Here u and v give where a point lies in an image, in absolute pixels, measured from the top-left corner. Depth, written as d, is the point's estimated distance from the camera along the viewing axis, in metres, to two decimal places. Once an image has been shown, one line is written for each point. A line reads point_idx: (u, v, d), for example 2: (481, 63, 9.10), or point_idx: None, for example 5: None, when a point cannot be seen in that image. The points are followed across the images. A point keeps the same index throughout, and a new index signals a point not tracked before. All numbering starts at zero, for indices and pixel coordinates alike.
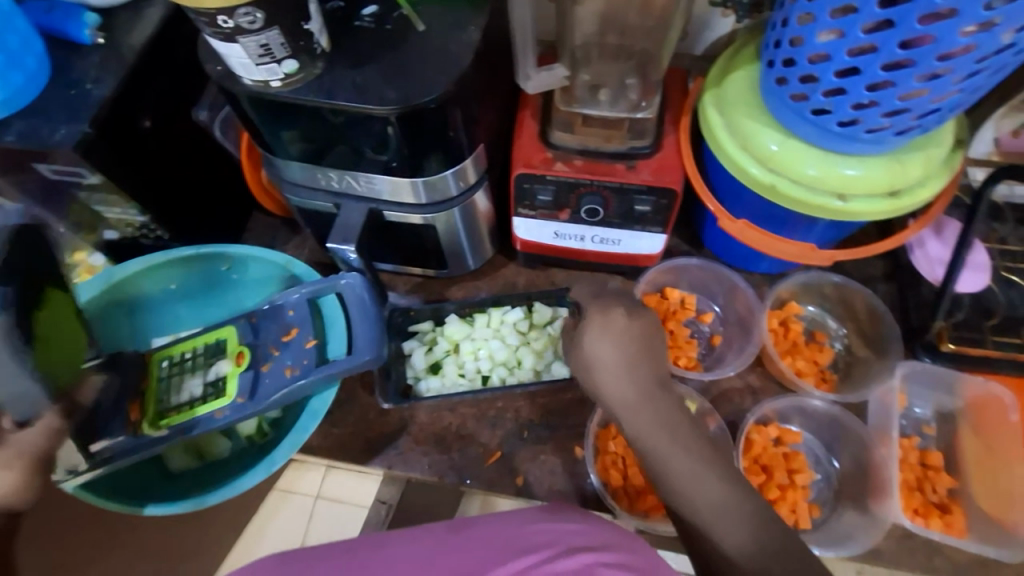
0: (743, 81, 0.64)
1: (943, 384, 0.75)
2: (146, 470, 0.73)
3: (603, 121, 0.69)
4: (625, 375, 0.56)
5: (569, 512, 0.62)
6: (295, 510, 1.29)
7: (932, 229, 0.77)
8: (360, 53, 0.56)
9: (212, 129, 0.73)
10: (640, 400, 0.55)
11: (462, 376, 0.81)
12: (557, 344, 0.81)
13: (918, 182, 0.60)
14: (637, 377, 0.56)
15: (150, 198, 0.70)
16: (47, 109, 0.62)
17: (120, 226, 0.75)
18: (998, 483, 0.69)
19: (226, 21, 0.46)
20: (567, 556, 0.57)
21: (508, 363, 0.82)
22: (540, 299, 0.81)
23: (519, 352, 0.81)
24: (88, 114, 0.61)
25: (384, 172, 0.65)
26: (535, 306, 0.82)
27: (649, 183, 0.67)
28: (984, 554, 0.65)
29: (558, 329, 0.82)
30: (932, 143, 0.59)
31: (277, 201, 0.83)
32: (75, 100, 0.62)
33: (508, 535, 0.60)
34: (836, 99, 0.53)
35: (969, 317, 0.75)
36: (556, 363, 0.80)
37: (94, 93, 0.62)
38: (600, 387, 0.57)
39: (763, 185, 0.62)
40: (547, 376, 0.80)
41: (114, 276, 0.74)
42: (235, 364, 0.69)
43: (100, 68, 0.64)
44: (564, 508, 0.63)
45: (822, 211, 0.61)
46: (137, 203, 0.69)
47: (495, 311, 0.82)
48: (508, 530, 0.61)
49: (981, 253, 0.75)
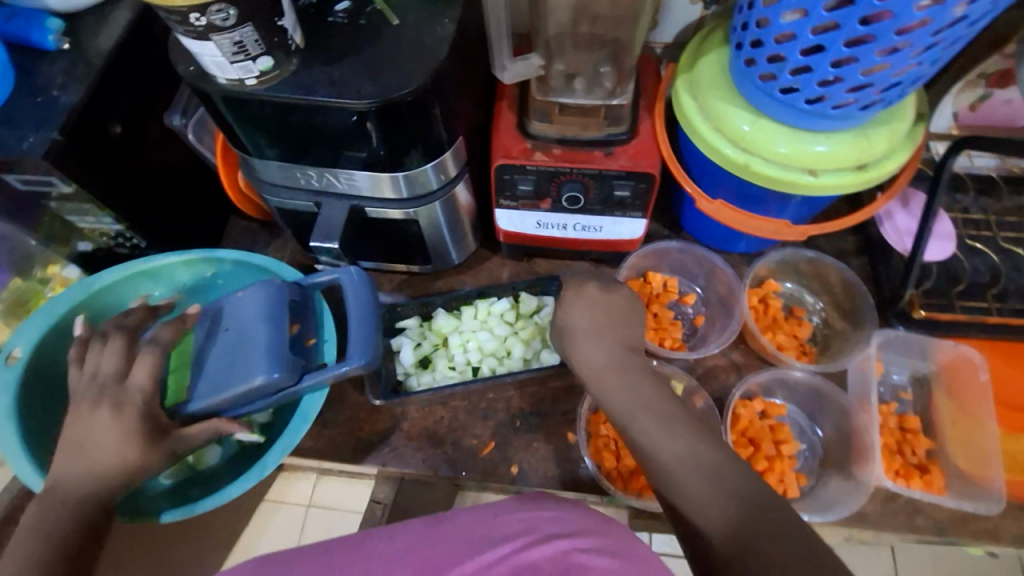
0: (714, 64, 0.66)
1: (916, 349, 0.78)
2: None
3: (579, 109, 0.70)
4: (597, 341, 0.62)
5: (543, 501, 0.59)
6: (287, 521, 1.28)
7: (899, 201, 0.79)
8: (335, 48, 0.56)
9: (186, 133, 0.72)
10: (612, 365, 0.60)
11: (452, 369, 0.81)
12: (544, 333, 0.82)
13: (885, 155, 0.62)
14: (608, 342, 0.61)
15: (125, 205, 0.69)
16: (13, 117, 0.61)
17: (95, 236, 0.74)
18: (973, 442, 0.72)
19: (199, 19, 0.46)
20: (543, 543, 0.52)
21: (497, 353, 0.82)
22: (526, 289, 0.82)
23: (508, 342, 0.82)
24: (57, 121, 0.60)
25: (364, 168, 0.65)
26: (521, 295, 0.82)
27: (627, 168, 0.68)
28: (962, 509, 0.67)
29: (545, 318, 0.82)
30: (896, 117, 0.62)
31: (256, 204, 0.83)
32: (42, 108, 0.61)
33: (485, 525, 0.55)
34: (803, 77, 0.55)
35: (937, 284, 0.78)
36: (545, 352, 0.81)
37: (62, 99, 0.61)
38: (576, 355, 0.62)
39: (737, 165, 0.64)
40: (536, 364, 0.80)
41: (92, 286, 0.72)
42: None
43: (66, 74, 0.63)
44: (539, 497, 0.59)
45: (796, 187, 0.63)
46: (112, 210, 0.68)
47: (482, 303, 0.82)
48: (481, 522, 0.56)
49: (947, 223, 0.78)
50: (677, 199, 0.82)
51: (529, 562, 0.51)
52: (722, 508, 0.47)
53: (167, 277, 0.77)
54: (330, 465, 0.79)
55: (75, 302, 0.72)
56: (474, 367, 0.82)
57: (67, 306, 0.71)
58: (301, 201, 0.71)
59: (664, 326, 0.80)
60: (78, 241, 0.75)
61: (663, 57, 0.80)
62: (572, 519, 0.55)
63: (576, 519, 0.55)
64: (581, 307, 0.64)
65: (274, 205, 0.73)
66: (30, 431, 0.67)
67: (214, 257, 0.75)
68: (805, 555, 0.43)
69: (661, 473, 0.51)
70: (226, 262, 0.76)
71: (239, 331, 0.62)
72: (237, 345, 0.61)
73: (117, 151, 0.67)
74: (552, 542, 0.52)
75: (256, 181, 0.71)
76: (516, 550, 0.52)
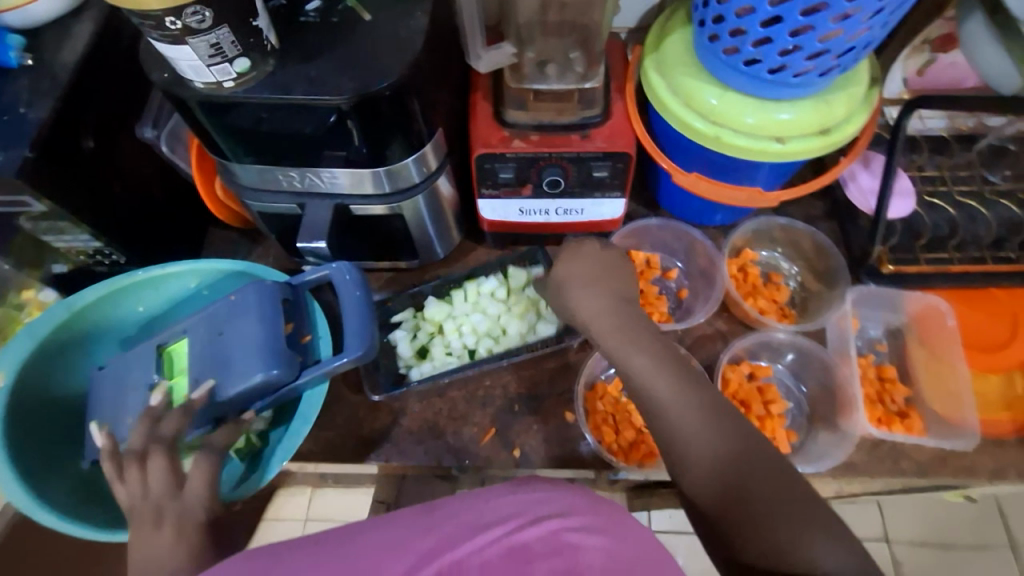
0: (678, 42, 0.68)
1: (888, 303, 0.82)
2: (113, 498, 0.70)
3: (553, 95, 0.72)
4: (588, 294, 0.61)
5: (535, 482, 0.51)
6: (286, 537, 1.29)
7: (861, 163, 0.83)
8: (310, 47, 0.57)
9: (160, 145, 0.71)
10: (609, 314, 0.60)
11: (451, 354, 0.83)
12: (536, 304, 0.84)
13: (844, 119, 0.66)
14: (598, 295, 0.61)
15: (101, 220, 0.68)
16: None
17: (71, 255, 0.73)
18: (947, 386, 0.76)
19: (175, 22, 0.47)
20: (533, 525, 0.46)
21: (494, 333, 0.84)
22: (514, 263, 0.85)
23: (502, 320, 0.84)
24: (27, 138, 0.59)
25: (345, 165, 0.65)
26: (509, 270, 0.85)
27: (604, 149, 0.70)
28: (942, 448, 0.71)
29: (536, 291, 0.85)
30: (852, 83, 0.65)
31: (236, 212, 0.82)
32: (9, 125, 0.60)
33: (471, 512, 0.48)
34: (764, 48, 0.57)
35: (902, 240, 0.83)
36: (541, 324, 0.83)
37: (30, 116, 0.60)
38: (570, 303, 0.62)
39: (708, 137, 0.66)
40: (534, 337, 0.82)
41: (75, 303, 0.71)
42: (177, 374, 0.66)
43: (32, 90, 0.62)
44: (529, 478, 0.52)
45: (764, 155, 0.66)
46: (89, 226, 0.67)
47: (470, 285, 0.85)
48: (466, 518, 0.47)
49: (905, 180, 0.82)
50: (654, 176, 0.84)
51: (520, 544, 0.45)
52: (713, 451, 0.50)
53: (154, 289, 0.76)
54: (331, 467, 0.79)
55: (59, 322, 0.71)
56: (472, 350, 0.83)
57: (49, 324, 0.70)
58: (284, 204, 0.71)
59: (651, 301, 0.83)
60: (52, 263, 0.73)
61: (629, 41, 0.83)
62: (558, 496, 0.48)
63: (565, 497, 0.49)
64: (571, 264, 0.63)
65: (258, 212, 0.73)
66: (20, 456, 0.65)
67: (199, 266, 0.74)
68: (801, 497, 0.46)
69: (659, 414, 0.53)
70: (212, 270, 0.75)
71: (242, 331, 0.64)
72: (236, 345, 0.64)
73: (92, 169, 0.66)
74: (538, 522, 0.46)
75: (237, 188, 0.70)
76: (508, 532, 0.46)
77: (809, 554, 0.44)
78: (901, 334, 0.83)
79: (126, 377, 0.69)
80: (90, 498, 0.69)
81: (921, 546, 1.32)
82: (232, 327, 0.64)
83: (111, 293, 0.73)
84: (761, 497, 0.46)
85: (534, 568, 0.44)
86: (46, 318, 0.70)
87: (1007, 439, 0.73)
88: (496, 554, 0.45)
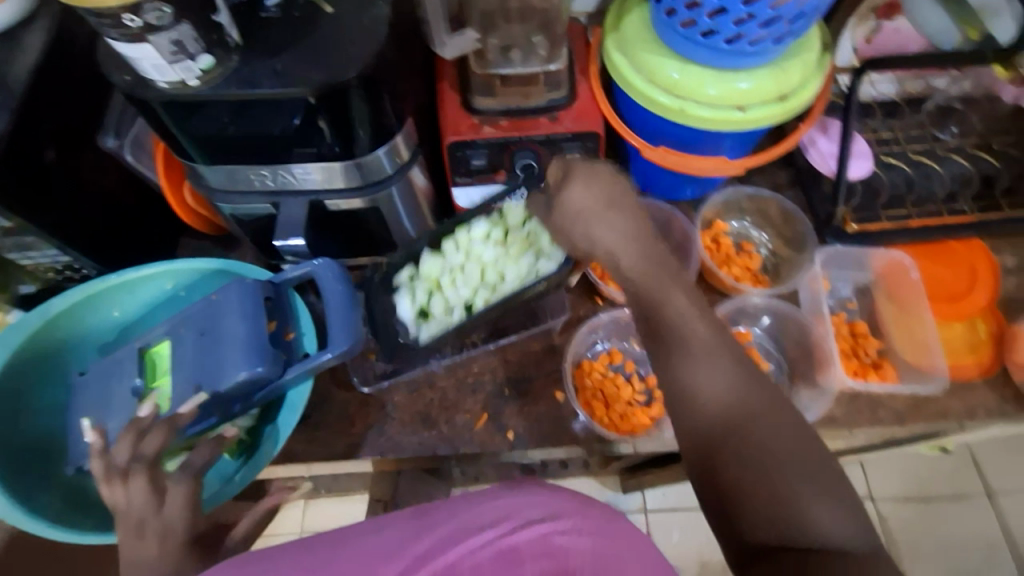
0: (637, 20, 0.70)
1: (855, 261, 0.86)
2: (101, 502, 0.69)
3: (519, 78, 0.74)
4: (602, 222, 0.59)
5: (528, 486, 0.53)
6: None
7: (819, 128, 0.85)
8: (273, 42, 0.56)
9: (124, 155, 0.70)
10: (632, 245, 0.57)
11: (452, 311, 0.76)
12: (533, 242, 0.76)
13: (801, 85, 0.68)
14: (614, 226, 0.58)
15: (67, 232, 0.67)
16: None
17: (39, 273, 0.72)
18: (916, 336, 0.80)
19: (134, 20, 0.47)
20: (523, 528, 0.48)
21: (493, 282, 0.76)
22: (506, 199, 0.74)
23: (500, 265, 0.76)
24: None
25: (316, 160, 0.65)
26: (502, 208, 0.75)
27: (573, 130, 0.71)
28: (915, 394, 0.75)
29: (534, 225, 0.75)
30: (805, 49, 0.68)
31: (210, 220, 0.82)
32: None
33: (462, 518, 0.49)
34: (720, 18, 0.60)
35: (863, 200, 0.86)
36: (541, 263, 0.74)
37: None
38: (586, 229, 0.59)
39: (673, 111, 0.68)
40: (534, 278, 0.74)
41: (48, 311, 0.70)
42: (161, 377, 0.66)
43: None
44: (522, 483, 0.53)
45: (728, 124, 0.68)
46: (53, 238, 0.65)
47: (460, 231, 0.76)
48: (455, 522, 0.49)
49: (861, 142, 0.85)
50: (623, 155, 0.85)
51: (511, 547, 0.47)
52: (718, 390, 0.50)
53: (129, 293, 0.74)
54: (324, 468, 0.78)
55: (32, 332, 0.69)
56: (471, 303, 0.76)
57: (22, 334, 0.68)
58: (258, 206, 0.70)
59: None
60: (19, 284, 0.72)
61: (589, 25, 0.84)
62: (546, 501, 0.50)
63: (551, 500, 0.51)
64: (590, 188, 0.59)
65: (232, 214, 0.72)
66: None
67: (175, 267, 0.72)
68: (808, 454, 0.46)
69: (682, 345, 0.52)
70: (188, 270, 0.73)
71: (224, 330, 0.63)
72: (219, 343, 0.63)
73: (54, 181, 0.65)
74: (527, 525, 0.48)
75: (209, 192, 0.70)
76: (498, 536, 0.47)
77: (807, 516, 0.44)
78: (873, 292, 0.86)
79: (106, 379, 0.68)
80: (77, 505, 0.68)
81: (904, 502, 1.36)
82: (216, 326, 0.64)
83: (85, 300, 0.72)
84: (757, 440, 0.47)
85: (525, 569, 0.46)
86: (18, 329, 0.68)
87: (974, 381, 0.77)
88: (488, 558, 0.46)
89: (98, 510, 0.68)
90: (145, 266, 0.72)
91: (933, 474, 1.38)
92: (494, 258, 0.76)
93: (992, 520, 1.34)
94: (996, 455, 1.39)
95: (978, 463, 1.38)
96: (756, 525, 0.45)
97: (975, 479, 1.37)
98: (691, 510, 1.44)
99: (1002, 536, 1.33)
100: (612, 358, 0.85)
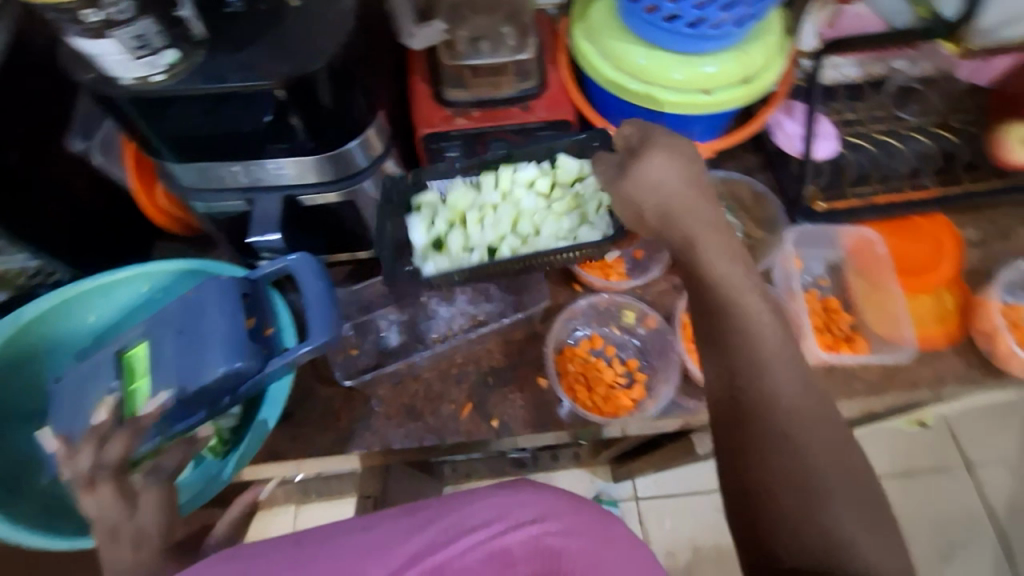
0: (603, 8, 0.71)
1: (827, 239, 0.88)
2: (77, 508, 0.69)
3: (490, 68, 0.75)
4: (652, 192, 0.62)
5: (524, 485, 0.55)
6: None
7: (785, 111, 0.88)
8: (240, 35, 0.56)
9: (92, 155, 0.71)
10: (707, 229, 0.58)
11: (467, 249, 0.77)
12: (580, 205, 0.77)
13: (765, 67, 0.70)
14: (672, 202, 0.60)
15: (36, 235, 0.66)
16: None
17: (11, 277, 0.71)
18: (886, 310, 0.82)
19: (95, 14, 0.48)
20: (515, 529, 0.52)
21: (523, 233, 0.77)
22: (564, 150, 0.76)
23: (539, 219, 0.77)
24: None
25: (289, 155, 0.65)
26: (558, 159, 0.76)
27: (546, 119, 0.75)
28: (885, 363, 0.78)
29: (584, 187, 0.77)
30: (768, 32, 0.69)
31: (184, 222, 0.81)
32: None
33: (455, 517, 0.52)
34: (682, 4, 0.62)
35: (830, 179, 0.88)
36: (582, 229, 0.76)
37: None
38: (656, 197, 0.61)
39: (642, 96, 0.70)
40: (570, 240, 0.75)
41: (20, 317, 0.69)
42: (135, 380, 0.65)
43: None
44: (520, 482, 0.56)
45: (696, 108, 0.70)
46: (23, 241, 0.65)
47: (507, 171, 0.77)
48: (445, 521, 0.52)
49: (827, 124, 0.87)
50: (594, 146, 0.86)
51: (502, 548, 0.51)
52: (761, 366, 0.51)
53: (103, 298, 0.73)
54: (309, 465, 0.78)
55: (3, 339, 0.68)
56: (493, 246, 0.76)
57: None
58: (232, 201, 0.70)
59: (609, 264, 0.86)
60: None
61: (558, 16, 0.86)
62: (540, 500, 0.54)
63: (545, 501, 0.54)
64: (665, 164, 0.61)
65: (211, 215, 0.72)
66: None
67: (151, 269, 0.72)
68: (847, 473, 0.47)
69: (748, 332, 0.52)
70: (163, 272, 0.73)
71: (202, 328, 0.63)
72: (197, 342, 0.63)
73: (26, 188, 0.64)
74: (523, 527, 0.52)
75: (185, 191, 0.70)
76: (490, 537, 0.51)
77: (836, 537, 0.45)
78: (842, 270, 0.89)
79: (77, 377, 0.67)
80: (52, 511, 0.67)
81: (887, 478, 1.39)
82: (193, 325, 0.64)
83: (59, 306, 0.71)
84: (799, 444, 0.47)
85: (516, 570, 0.51)
86: None
87: (942, 350, 0.80)
88: (480, 559, 0.50)
89: (73, 515, 0.67)
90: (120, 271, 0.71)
91: (914, 450, 1.41)
92: (532, 209, 0.78)
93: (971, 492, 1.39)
94: (973, 428, 1.43)
95: (955, 437, 1.42)
96: (778, 521, 0.46)
97: (953, 452, 1.41)
98: (683, 496, 1.45)
99: (981, 506, 1.37)
100: (594, 343, 0.86)
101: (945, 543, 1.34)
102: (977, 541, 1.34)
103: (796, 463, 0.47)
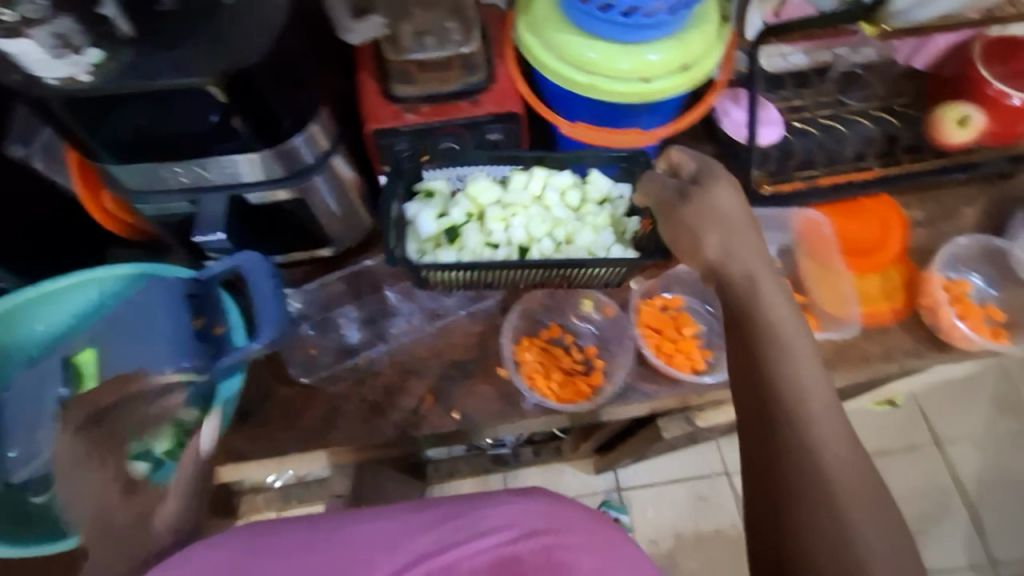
0: (546, 4, 0.79)
1: (782, 222, 0.99)
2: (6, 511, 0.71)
3: (435, 66, 0.81)
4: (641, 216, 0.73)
5: (535, 496, 0.70)
6: None
7: (733, 100, 0.98)
8: (174, 34, 0.58)
9: (34, 159, 0.76)
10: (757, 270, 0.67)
11: (489, 244, 0.85)
12: (613, 221, 0.87)
13: (703, 55, 0.78)
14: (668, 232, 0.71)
15: None
16: None
17: None
18: (837, 288, 0.92)
19: (12, 15, 0.54)
20: (528, 538, 0.64)
21: (551, 236, 0.86)
22: (596, 170, 0.87)
23: (570, 229, 0.86)
24: None
25: (238, 152, 0.67)
26: (590, 177, 0.87)
27: (494, 112, 0.80)
28: (841, 337, 0.89)
29: (616, 207, 0.87)
30: (704, 22, 0.77)
31: (139, 228, 0.85)
32: None
33: (468, 526, 0.65)
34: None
35: (775, 165, 0.99)
36: (615, 247, 0.84)
37: None
38: (705, 241, 0.70)
39: (589, 87, 0.77)
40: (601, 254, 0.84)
41: None
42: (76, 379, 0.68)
43: None
44: (530, 492, 0.71)
45: (639, 94, 0.77)
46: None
47: (543, 173, 0.87)
48: (461, 514, 0.67)
49: (773, 110, 0.98)
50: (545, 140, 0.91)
51: (512, 555, 0.62)
52: (794, 385, 0.59)
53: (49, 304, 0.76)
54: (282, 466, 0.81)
55: None
56: (523, 245, 0.85)
57: None
58: (177, 202, 0.74)
59: None
60: None
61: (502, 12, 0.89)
62: (546, 513, 0.67)
63: (549, 512, 0.67)
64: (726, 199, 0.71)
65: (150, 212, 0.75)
66: None
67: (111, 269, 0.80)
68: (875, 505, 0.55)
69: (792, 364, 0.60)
70: None
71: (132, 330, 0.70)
72: None
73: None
74: (528, 540, 0.64)
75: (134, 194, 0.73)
76: (499, 543, 0.63)
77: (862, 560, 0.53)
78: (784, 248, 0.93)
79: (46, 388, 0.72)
80: None
81: None
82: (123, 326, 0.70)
83: None
84: (833, 470, 0.56)
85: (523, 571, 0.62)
86: None
87: (888, 324, 0.90)
88: (486, 561, 0.62)
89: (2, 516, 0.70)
90: (106, 276, 0.83)
91: (881, 430, 1.68)
92: (565, 218, 0.86)
93: (943, 467, 1.66)
94: (939, 403, 1.71)
95: (925, 416, 1.70)
96: (807, 534, 0.54)
97: (923, 430, 1.69)
98: (660, 487, 1.56)
99: (952, 481, 1.64)
100: (553, 332, 0.89)
101: (914, 516, 1.61)
102: (926, 534, 1.59)
103: (822, 482, 0.55)
